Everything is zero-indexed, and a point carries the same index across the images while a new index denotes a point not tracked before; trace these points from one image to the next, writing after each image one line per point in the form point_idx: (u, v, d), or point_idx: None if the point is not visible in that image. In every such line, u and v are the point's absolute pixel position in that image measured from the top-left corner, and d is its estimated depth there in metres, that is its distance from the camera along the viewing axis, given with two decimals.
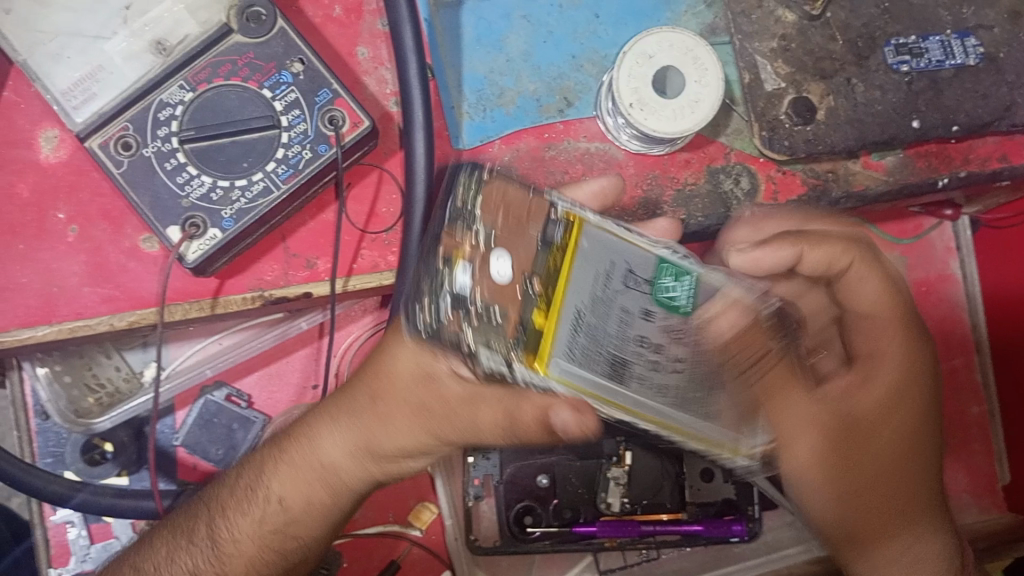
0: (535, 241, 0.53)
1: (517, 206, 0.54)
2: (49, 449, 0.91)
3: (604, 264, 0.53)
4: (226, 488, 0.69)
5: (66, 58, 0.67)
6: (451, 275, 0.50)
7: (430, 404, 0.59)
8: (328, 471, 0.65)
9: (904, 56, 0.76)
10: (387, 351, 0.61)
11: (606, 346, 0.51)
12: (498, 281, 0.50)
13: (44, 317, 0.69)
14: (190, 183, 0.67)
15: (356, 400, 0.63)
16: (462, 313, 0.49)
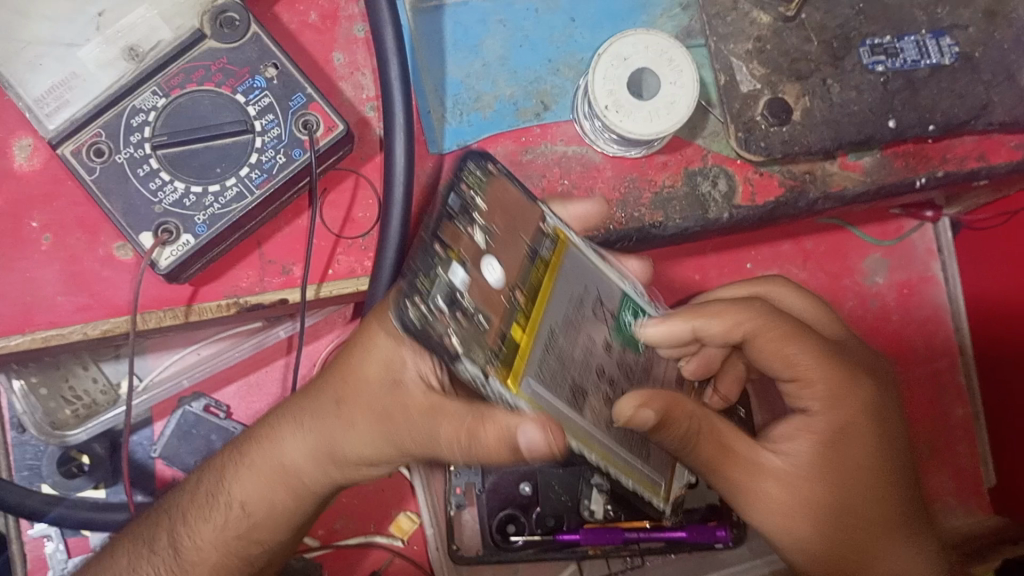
0: (524, 250, 0.55)
1: (510, 210, 0.55)
2: (26, 462, 0.90)
3: (579, 289, 0.59)
4: (185, 493, 0.67)
5: (40, 66, 0.66)
6: (450, 267, 0.49)
7: (394, 411, 0.59)
8: (289, 474, 0.63)
9: (879, 56, 0.76)
10: (353, 348, 0.61)
11: (573, 371, 0.56)
12: (490, 283, 0.51)
13: (18, 326, 0.68)
14: (163, 189, 0.66)
15: (318, 403, 0.61)
16: (449, 309, 0.48)
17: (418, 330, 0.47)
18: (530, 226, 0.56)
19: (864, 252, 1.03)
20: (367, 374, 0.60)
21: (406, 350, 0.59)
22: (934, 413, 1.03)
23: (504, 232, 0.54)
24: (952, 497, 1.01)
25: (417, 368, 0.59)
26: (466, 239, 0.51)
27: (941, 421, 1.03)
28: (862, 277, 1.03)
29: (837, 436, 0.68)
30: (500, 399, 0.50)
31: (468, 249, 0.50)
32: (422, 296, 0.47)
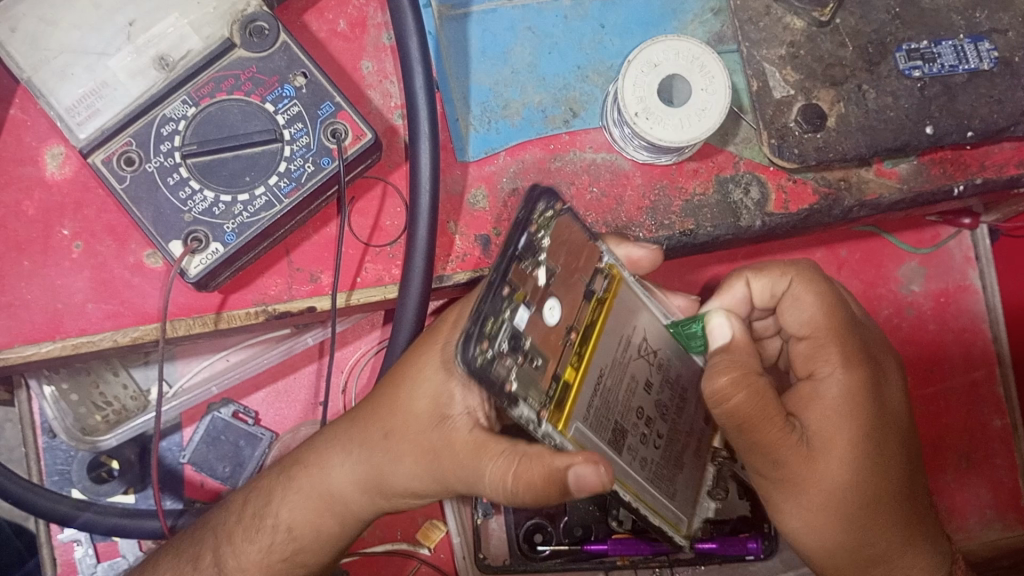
0: (581, 289, 0.58)
1: (576, 250, 0.58)
2: (56, 467, 0.90)
3: (625, 328, 0.62)
4: (231, 514, 0.68)
5: (71, 75, 0.66)
6: (513, 312, 0.51)
7: (439, 448, 0.59)
8: (338, 500, 0.64)
9: (916, 61, 0.74)
10: (400, 382, 0.61)
11: (616, 411, 0.59)
12: (547, 324, 0.54)
13: (48, 333, 0.68)
14: (193, 198, 0.66)
15: (365, 433, 0.62)
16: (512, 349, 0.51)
17: (479, 374, 0.49)
18: (592, 263, 0.59)
19: (900, 260, 1.01)
20: (416, 407, 0.60)
21: (454, 385, 0.59)
22: (971, 425, 1.01)
23: (565, 272, 0.57)
24: (990, 510, 0.98)
25: (465, 405, 0.60)
26: (532, 281, 0.53)
27: (980, 432, 1.01)
28: (897, 285, 1.01)
29: (887, 408, 0.67)
30: (548, 438, 0.53)
31: (533, 293, 0.53)
32: (488, 339, 0.50)
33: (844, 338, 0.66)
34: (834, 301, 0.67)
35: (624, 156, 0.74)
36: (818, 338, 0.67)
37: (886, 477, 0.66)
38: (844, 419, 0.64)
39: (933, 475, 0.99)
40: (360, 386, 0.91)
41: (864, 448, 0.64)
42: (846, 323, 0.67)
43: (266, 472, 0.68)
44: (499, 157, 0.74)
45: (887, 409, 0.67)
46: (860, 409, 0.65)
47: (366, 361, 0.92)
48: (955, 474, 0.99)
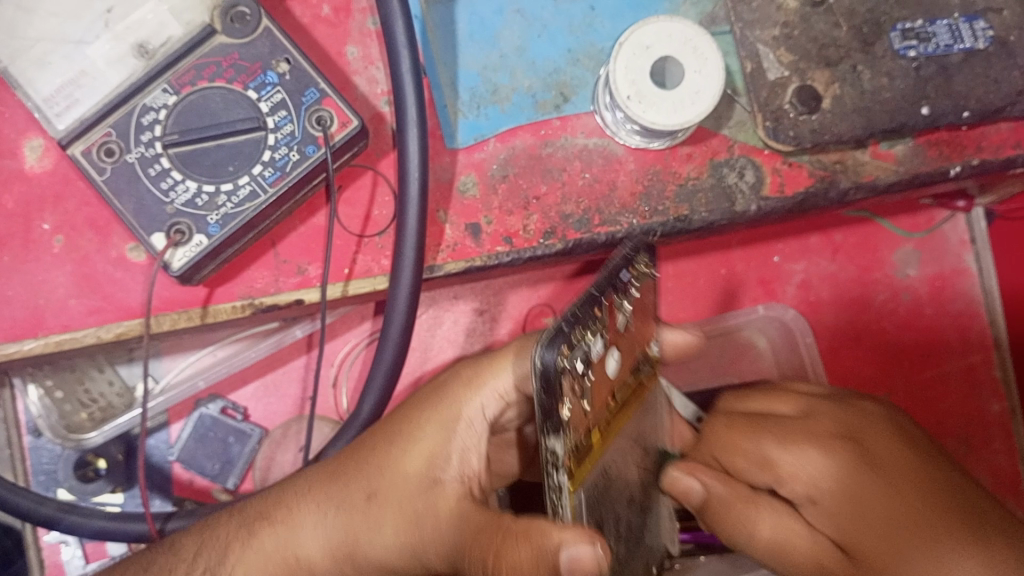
0: (634, 363, 0.58)
1: (642, 331, 0.59)
2: (42, 467, 0.88)
3: (641, 426, 0.63)
4: (182, 561, 0.64)
5: (50, 64, 0.64)
6: (595, 339, 0.49)
7: (424, 515, 0.58)
8: (302, 564, 0.62)
9: (911, 41, 0.73)
10: (392, 446, 0.61)
11: (603, 507, 0.58)
12: (604, 374, 0.53)
13: (30, 330, 0.67)
14: (175, 189, 0.64)
15: (347, 491, 0.61)
16: (579, 378, 0.48)
17: (552, 380, 0.45)
18: (641, 343, 0.59)
19: (895, 245, 1.00)
20: (405, 471, 0.60)
21: (451, 448, 0.60)
22: (968, 409, 1.00)
23: (631, 334, 0.56)
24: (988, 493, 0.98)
25: (459, 472, 0.60)
26: (612, 323, 0.52)
27: (978, 417, 1.00)
28: (893, 270, 1.00)
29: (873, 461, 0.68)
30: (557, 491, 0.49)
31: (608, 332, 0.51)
32: (570, 346, 0.46)
33: (783, 445, 0.69)
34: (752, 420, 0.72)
35: (617, 141, 0.73)
36: (770, 461, 0.68)
37: (909, 515, 0.65)
38: (850, 507, 0.66)
39: None
40: (351, 381, 0.90)
41: (870, 525, 0.65)
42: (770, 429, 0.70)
43: (219, 520, 0.66)
44: (488, 144, 0.73)
45: (877, 456, 0.69)
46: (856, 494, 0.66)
47: (356, 355, 0.90)
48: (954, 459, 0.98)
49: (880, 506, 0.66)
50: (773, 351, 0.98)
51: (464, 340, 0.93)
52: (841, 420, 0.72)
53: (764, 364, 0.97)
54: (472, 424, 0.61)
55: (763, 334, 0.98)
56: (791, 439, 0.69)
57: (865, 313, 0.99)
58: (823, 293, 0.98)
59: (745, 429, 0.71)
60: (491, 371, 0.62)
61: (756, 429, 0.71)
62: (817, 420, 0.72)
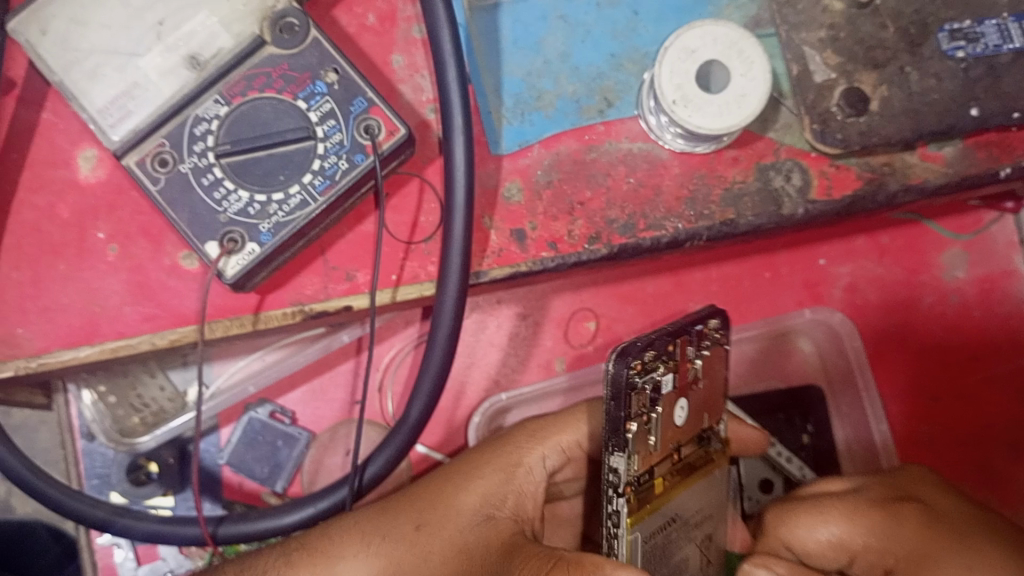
0: (700, 429, 0.66)
1: (714, 401, 0.66)
2: (96, 470, 0.90)
3: (713, 501, 0.69)
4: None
5: (104, 77, 0.66)
6: (664, 372, 0.59)
7: (476, 549, 0.66)
8: None
9: (959, 42, 0.73)
10: (452, 488, 0.69)
11: (661, 568, 0.63)
12: (672, 419, 0.62)
13: (86, 337, 0.68)
14: (227, 198, 0.66)
15: (397, 525, 0.68)
16: (646, 406, 0.59)
17: (619, 390, 0.56)
18: (714, 415, 0.67)
19: (941, 246, 0.99)
20: (462, 506, 0.68)
21: (508, 487, 0.69)
22: (1021, 413, 0.98)
23: (701, 396, 0.65)
24: None
25: (511, 513, 0.68)
26: (684, 372, 0.62)
27: None
28: (940, 272, 0.99)
29: (933, 517, 0.70)
30: (616, 515, 0.59)
31: (680, 380, 0.61)
32: (640, 365, 0.57)
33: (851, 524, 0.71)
34: (812, 506, 0.73)
35: (661, 145, 0.73)
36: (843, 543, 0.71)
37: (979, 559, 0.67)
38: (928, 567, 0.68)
39: (981, 466, 0.97)
40: (398, 385, 0.91)
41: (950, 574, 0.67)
42: (833, 510, 0.72)
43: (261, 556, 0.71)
44: (533, 150, 0.73)
45: (938, 511, 0.71)
46: (930, 552, 0.68)
47: (402, 359, 0.91)
48: (1004, 464, 0.97)
49: (958, 552, 0.68)
50: (818, 355, 0.98)
51: (508, 344, 0.94)
52: (890, 483, 0.75)
53: (809, 368, 0.98)
54: (532, 471, 0.70)
55: (808, 336, 0.97)
56: (854, 515, 0.71)
57: (911, 315, 0.98)
58: (869, 296, 0.97)
59: (810, 512, 0.72)
60: (556, 427, 0.72)
61: (819, 515, 0.72)
62: (866, 489, 0.74)
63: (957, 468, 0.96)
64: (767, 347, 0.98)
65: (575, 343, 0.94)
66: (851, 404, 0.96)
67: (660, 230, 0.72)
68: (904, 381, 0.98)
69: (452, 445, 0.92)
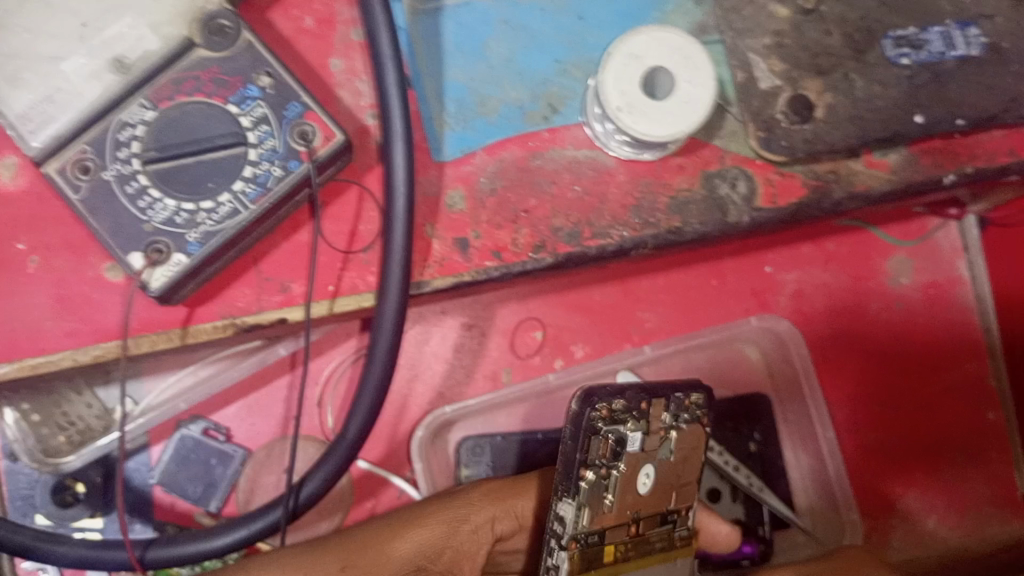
0: (665, 507, 0.66)
1: (683, 480, 0.67)
2: (20, 493, 0.85)
3: None
4: None
5: (21, 79, 0.62)
6: (634, 428, 0.62)
7: None
8: None
9: (904, 48, 0.72)
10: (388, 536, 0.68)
11: None
12: (635, 486, 0.63)
13: (2, 354, 0.64)
14: (153, 207, 0.62)
15: (325, 562, 0.65)
16: (607, 458, 0.61)
17: (579, 432, 0.58)
18: (684, 500, 0.68)
19: (888, 253, 1.00)
20: (396, 552, 0.68)
21: (447, 542, 0.71)
22: (965, 417, 0.99)
23: (672, 471, 0.66)
24: (987, 505, 0.96)
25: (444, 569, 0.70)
26: (655, 440, 0.64)
27: (975, 427, 0.99)
28: (886, 279, 0.99)
29: None
30: (555, 569, 0.60)
31: (650, 443, 0.64)
32: (606, 413, 0.60)
33: None
34: None
35: (606, 152, 0.71)
36: None
37: None
38: None
39: (928, 472, 0.97)
40: (338, 398, 0.89)
41: None
42: None
43: None
44: (476, 157, 0.71)
45: None
46: None
47: (343, 371, 0.89)
48: (952, 470, 0.97)
49: None
50: (765, 361, 0.97)
51: (455, 355, 0.91)
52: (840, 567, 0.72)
53: (756, 375, 0.97)
54: (478, 531, 0.73)
55: (754, 344, 0.97)
56: None
57: (858, 322, 0.98)
58: (816, 303, 0.97)
59: None
60: (512, 494, 0.75)
61: None
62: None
63: (905, 474, 0.97)
64: (715, 356, 0.96)
65: (522, 354, 0.92)
66: (798, 412, 0.96)
67: (607, 238, 0.70)
68: (853, 388, 0.97)
69: (397, 460, 0.90)
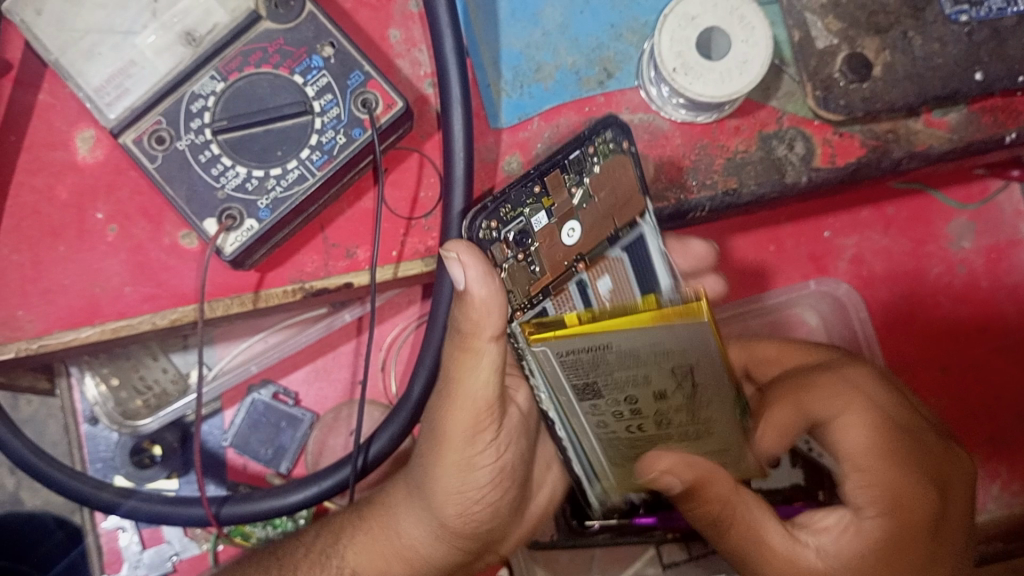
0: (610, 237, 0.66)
1: (620, 199, 0.65)
2: (100, 454, 0.90)
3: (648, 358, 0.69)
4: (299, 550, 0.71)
5: (99, 55, 0.65)
6: (530, 214, 0.61)
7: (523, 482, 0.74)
8: (405, 551, 0.69)
9: (963, 5, 0.72)
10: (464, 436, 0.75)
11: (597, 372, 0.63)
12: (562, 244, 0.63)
13: (87, 318, 0.68)
14: (225, 175, 0.65)
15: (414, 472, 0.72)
16: (512, 251, 0.61)
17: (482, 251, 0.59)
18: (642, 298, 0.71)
19: (948, 216, 0.99)
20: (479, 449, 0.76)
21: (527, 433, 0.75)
22: None
23: (607, 209, 0.65)
24: None
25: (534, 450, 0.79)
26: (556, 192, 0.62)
27: None
28: (947, 243, 0.98)
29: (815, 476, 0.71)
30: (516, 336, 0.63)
31: (560, 206, 0.63)
32: (498, 221, 0.60)
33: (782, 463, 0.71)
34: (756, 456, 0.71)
35: (661, 117, 0.72)
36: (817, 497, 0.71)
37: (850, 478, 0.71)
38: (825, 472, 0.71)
39: (992, 437, 0.96)
40: (400, 365, 0.91)
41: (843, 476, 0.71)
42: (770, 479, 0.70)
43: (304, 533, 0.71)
44: (533, 123, 0.72)
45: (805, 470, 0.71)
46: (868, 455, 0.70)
47: (404, 339, 0.92)
48: (1014, 433, 0.96)
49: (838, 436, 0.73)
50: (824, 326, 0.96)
51: None
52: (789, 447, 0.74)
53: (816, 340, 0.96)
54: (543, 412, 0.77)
55: (812, 310, 0.97)
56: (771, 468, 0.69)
57: (919, 288, 0.97)
58: (876, 268, 0.97)
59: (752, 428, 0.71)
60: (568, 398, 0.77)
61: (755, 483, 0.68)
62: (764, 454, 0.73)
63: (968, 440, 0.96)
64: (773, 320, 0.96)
65: None
66: None
67: (591, 141, 0.63)
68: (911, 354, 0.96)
69: None
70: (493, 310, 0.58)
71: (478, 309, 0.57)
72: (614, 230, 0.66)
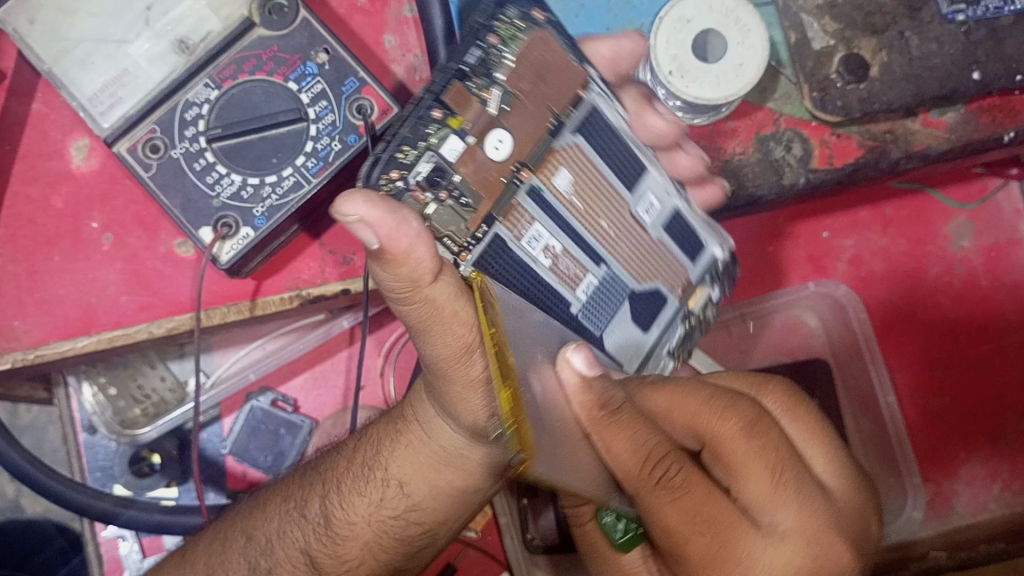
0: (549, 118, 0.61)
1: (553, 74, 0.61)
2: (99, 464, 0.90)
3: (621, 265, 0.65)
4: (340, 463, 0.69)
5: (92, 64, 0.65)
6: (437, 142, 0.57)
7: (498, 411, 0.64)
8: (445, 453, 0.67)
9: (959, 5, 0.71)
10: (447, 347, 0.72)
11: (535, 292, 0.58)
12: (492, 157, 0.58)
13: (83, 328, 0.67)
14: (220, 183, 0.65)
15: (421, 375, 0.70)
16: (427, 187, 0.57)
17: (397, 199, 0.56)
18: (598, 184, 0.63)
19: (948, 216, 0.98)
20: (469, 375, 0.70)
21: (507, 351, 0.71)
22: None
23: (528, 94, 0.60)
24: None
25: None
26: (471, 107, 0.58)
27: None
28: (947, 242, 0.98)
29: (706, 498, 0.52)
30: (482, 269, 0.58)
31: (472, 119, 0.58)
32: (400, 170, 0.57)
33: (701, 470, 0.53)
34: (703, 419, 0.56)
35: (627, 39, 0.69)
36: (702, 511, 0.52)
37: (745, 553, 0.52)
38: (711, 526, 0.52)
39: (993, 436, 0.96)
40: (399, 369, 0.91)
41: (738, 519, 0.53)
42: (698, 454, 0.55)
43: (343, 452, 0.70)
44: None
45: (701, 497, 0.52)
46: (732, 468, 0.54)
47: (403, 344, 0.91)
48: (1015, 432, 0.96)
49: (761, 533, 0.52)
50: (824, 329, 0.96)
51: None
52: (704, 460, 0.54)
53: (816, 343, 0.96)
54: None
55: (812, 311, 0.96)
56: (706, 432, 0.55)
57: (918, 287, 0.97)
58: (875, 268, 0.97)
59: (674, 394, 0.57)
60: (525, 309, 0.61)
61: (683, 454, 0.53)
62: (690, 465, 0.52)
63: (970, 440, 0.95)
64: (774, 322, 0.96)
65: None
66: (858, 377, 0.96)
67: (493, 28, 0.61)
68: (911, 352, 0.97)
69: None
70: (421, 261, 0.52)
71: (406, 266, 0.52)
72: (556, 117, 0.61)
